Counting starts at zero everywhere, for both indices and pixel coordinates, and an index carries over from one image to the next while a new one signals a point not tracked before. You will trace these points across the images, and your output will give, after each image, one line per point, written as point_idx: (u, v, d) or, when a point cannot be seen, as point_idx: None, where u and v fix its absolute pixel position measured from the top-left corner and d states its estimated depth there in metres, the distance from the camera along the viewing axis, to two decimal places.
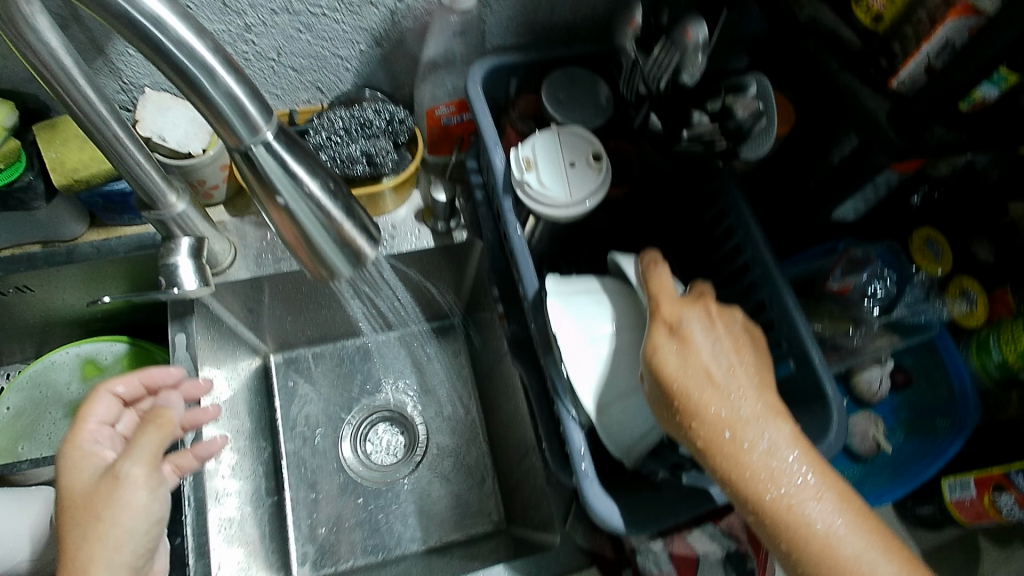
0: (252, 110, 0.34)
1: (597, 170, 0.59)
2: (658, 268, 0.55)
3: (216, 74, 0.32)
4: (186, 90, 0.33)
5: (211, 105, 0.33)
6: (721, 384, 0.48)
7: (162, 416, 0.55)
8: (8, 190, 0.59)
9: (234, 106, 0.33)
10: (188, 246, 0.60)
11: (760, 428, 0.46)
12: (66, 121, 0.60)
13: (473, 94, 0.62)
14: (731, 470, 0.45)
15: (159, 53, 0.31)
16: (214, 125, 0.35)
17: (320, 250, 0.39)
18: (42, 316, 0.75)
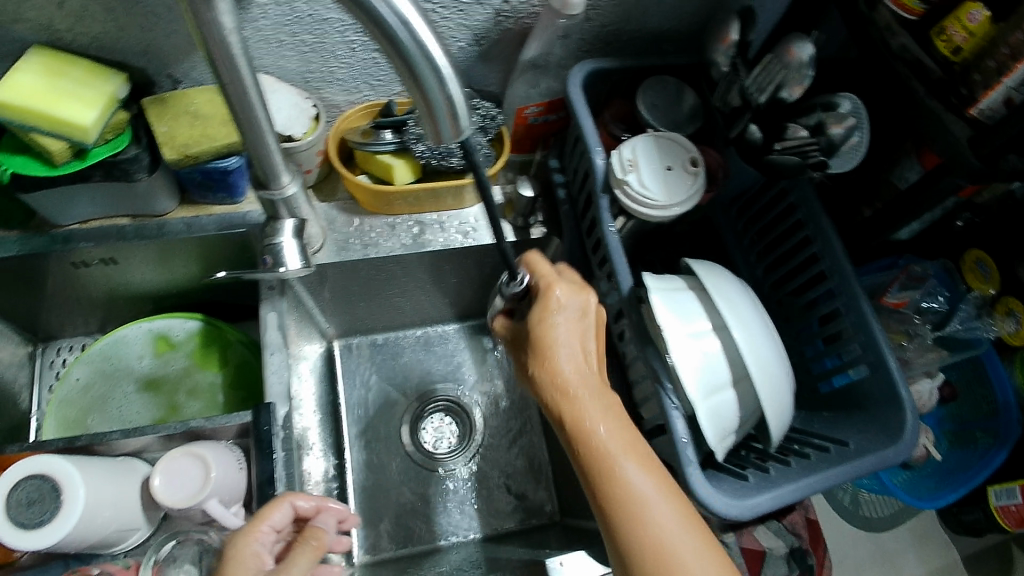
0: (461, 115, 0.39)
1: (694, 175, 0.62)
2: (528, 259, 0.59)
3: (443, 78, 0.37)
4: (410, 83, 0.37)
5: (427, 100, 0.38)
6: (567, 347, 0.56)
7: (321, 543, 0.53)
8: (115, 161, 0.59)
9: (449, 108, 0.38)
10: (292, 227, 0.61)
11: (593, 414, 0.53)
12: (176, 95, 0.60)
13: (574, 95, 0.65)
14: (584, 447, 0.52)
15: (395, 49, 0.36)
16: (424, 118, 0.40)
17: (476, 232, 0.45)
18: (108, 291, 0.74)
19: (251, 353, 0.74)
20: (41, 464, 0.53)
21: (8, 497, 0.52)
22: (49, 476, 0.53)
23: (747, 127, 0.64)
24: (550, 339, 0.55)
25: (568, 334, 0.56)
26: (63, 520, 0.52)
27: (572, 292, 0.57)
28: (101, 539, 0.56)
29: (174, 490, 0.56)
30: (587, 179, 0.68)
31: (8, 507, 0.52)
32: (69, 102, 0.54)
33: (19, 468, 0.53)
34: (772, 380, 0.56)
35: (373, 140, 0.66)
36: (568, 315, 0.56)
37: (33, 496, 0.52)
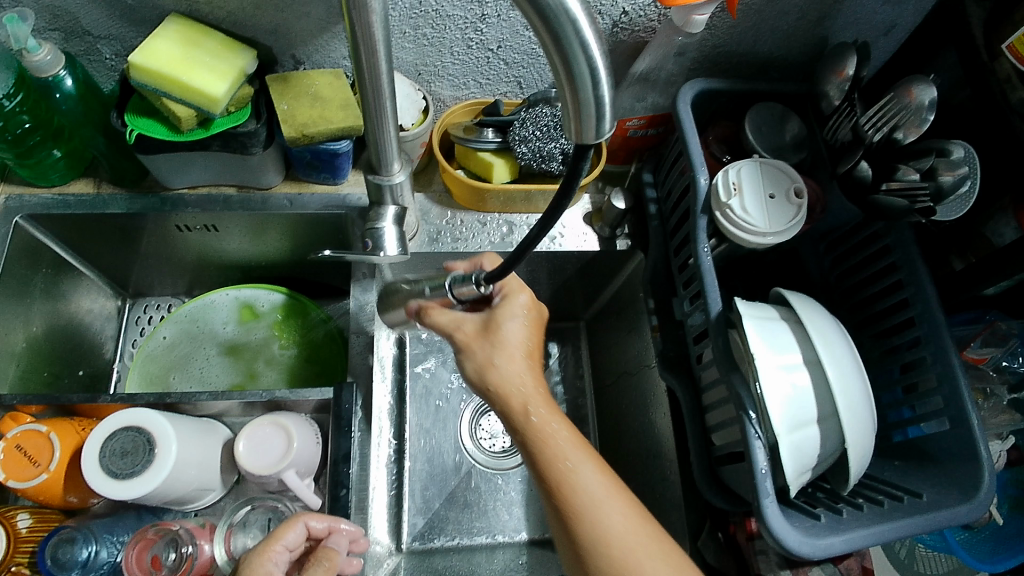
0: (605, 120, 0.38)
1: (797, 207, 0.62)
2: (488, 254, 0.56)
3: (598, 81, 0.36)
4: (564, 80, 0.36)
5: (576, 100, 0.37)
6: (517, 344, 0.52)
7: (334, 564, 0.50)
8: (235, 133, 0.60)
9: (596, 110, 0.37)
10: (394, 214, 0.62)
11: (551, 426, 0.51)
12: (298, 76, 0.62)
13: (682, 112, 0.65)
14: (544, 458, 0.50)
15: (555, 43, 0.34)
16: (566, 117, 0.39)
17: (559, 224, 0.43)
18: (201, 257, 0.77)
19: (330, 331, 0.75)
20: (139, 416, 0.55)
21: (105, 445, 0.54)
22: (145, 429, 0.55)
23: (857, 163, 0.63)
24: (500, 333, 0.53)
25: (520, 333, 0.53)
26: (153, 473, 0.54)
27: (512, 300, 0.54)
28: (182, 496, 0.58)
29: (255, 457, 0.58)
30: (685, 194, 0.67)
31: (105, 454, 0.54)
32: (202, 72, 0.56)
33: (117, 418, 0.55)
34: (859, 421, 0.55)
35: (476, 137, 0.67)
36: (520, 318, 0.53)
37: (128, 447, 0.54)
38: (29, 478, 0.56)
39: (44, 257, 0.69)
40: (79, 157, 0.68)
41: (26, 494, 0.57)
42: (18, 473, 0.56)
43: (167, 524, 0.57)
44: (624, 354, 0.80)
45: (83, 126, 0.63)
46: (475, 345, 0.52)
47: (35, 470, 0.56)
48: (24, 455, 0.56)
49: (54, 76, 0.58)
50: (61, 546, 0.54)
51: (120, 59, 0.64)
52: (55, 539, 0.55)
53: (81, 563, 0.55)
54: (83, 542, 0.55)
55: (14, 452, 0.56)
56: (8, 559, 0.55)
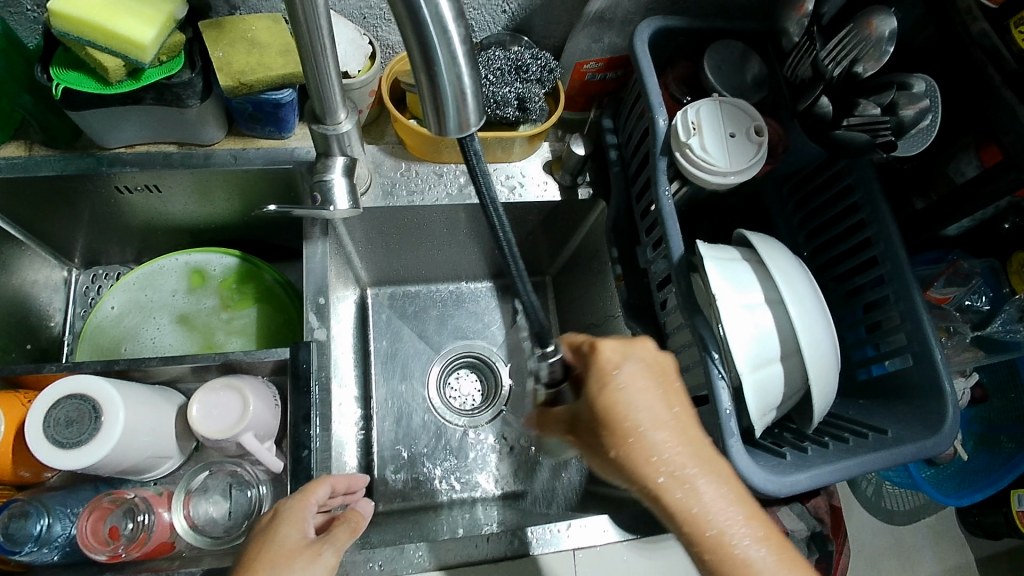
0: (470, 108, 0.35)
1: (757, 144, 0.60)
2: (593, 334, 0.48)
3: (455, 61, 0.33)
4: (421, 67, 0.34)
5: (437, 88, 0.35)
6: (649, 408, 0.45)
7: (362, 526, 0.49)
8: (167, 84, 0.57)
9: (456, 96, 0.35)
10: (342, 165, 0.60)
11: (715, 508, 0.42)
12: (233, 22, 0.58)
13: (639, 51, 0.62)
14: (723, 560, 0.41)
15: (413, 22, 0.32)
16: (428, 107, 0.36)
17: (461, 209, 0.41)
18: (146, 221, 0.74)
19: (284, 288, 0.73)
20: (82, 384, 0.52)
21: (48, 414, 0.51)
22: (90, 396, 0.51)
23: (818, 99, 0.62)
24: (618, 405, 0.45)
25: (649, 392, 0.46)
26: (102, 443, 0.50)
27: (624, 343, 0.48)
28: (134, 464, 0.56)
29: (212, 421, 0.56)
30: (645, 138, 0.65)
31: (48, 425, 0.50)
32: (127, 19, 0.53)
33: (59, 387, 0.51)
34: (822, 359, 0.55)
35: None
36: (639, 375, 0.46)
37: (72, 416, 0.51)
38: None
39: None
40: (6, 117, 0.64)
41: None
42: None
43: (121, 492, 0.55)
44: (591, 305, 0.79)
45: (8, 82, 0.59)
46: (591, 435, 0.47)
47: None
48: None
49: None
50: (14, 519, 0.52)
51: (42, 10, 0.60)
52: (8, 513, 0.53)
53: (35, 537, 0.53)
54: (37, 515, 0.53)
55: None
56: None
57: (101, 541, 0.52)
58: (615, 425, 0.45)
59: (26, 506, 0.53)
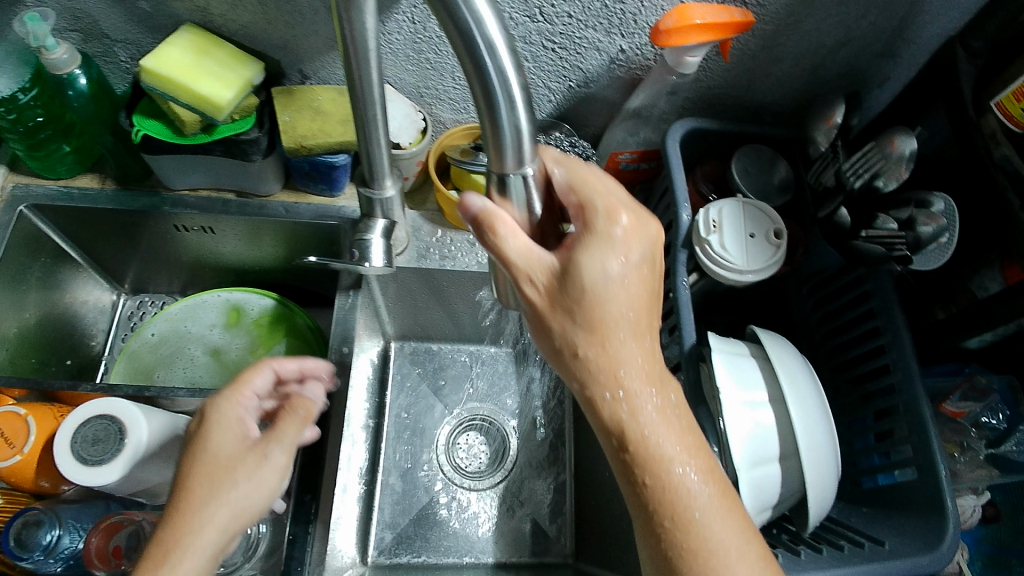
0: (525, 147, 0.37)
1: (775, 247, 0.63)
2: (604, 203, 0.42)
3: (514, 107, 0.35)
4: (483, 112, 0.36)
5: (495, 131, 0.36)
6: (624, 314, 0.42)
7: (311, 413, 0.53)
8: (236, 140, 0.63)
9: (513, 137, 0.36)
10: (383, 227, 0.64)
11: (651, 419, 0.44)
12: (303, 91, 0.65)
13: (670, 149, 0.67)
14: (644, 456, 0.44)
15: (480, 77, 0.34)
16: (486, 147, 0.38)
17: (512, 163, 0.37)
18: (196, 257, 0.79)
19: (313, 335, 0.76)
20: (109, 406, 0.54)
21: (78, 431, 0.53)
22: (118, 418, 0.53)
23: (838, 210, 0.65)
24: (595, 298, 0.41)
25: (627, 290, 0.42)
26: (124, 461, 0.52)
27: (624, 241, 0.42)
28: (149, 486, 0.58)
29: None
30: (669, 230, 0.69)
31: (76, 444, 0.53)
32: (210, 80, 0.59)
33: (88, 407, 0.54)
34: (822, 461, 0.56)
35: (470, 160, 0.69)
36: (623, 260, 0.42)
37: (99, 435, 0.53)
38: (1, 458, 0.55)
39: (44, 245, 0.71)
40: (87, 152, 0.70)
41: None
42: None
43: (130, 513, 0.57)
44: None
45: (94, 125, 0.65)
46: (559, 315, 0.42)
47: (9, 452, 0.55)
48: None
49: (69, 74, 0.60)
50: (26, 527, 0.54)
51: (135, 63, 0.66)
52: (21, 520, 0.54)
53: (43, 547, 0.54)
54: (49, 526, 0.54)
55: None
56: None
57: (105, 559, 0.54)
58: (598, 324, 0.42)
59: (39, 513, 0.54)
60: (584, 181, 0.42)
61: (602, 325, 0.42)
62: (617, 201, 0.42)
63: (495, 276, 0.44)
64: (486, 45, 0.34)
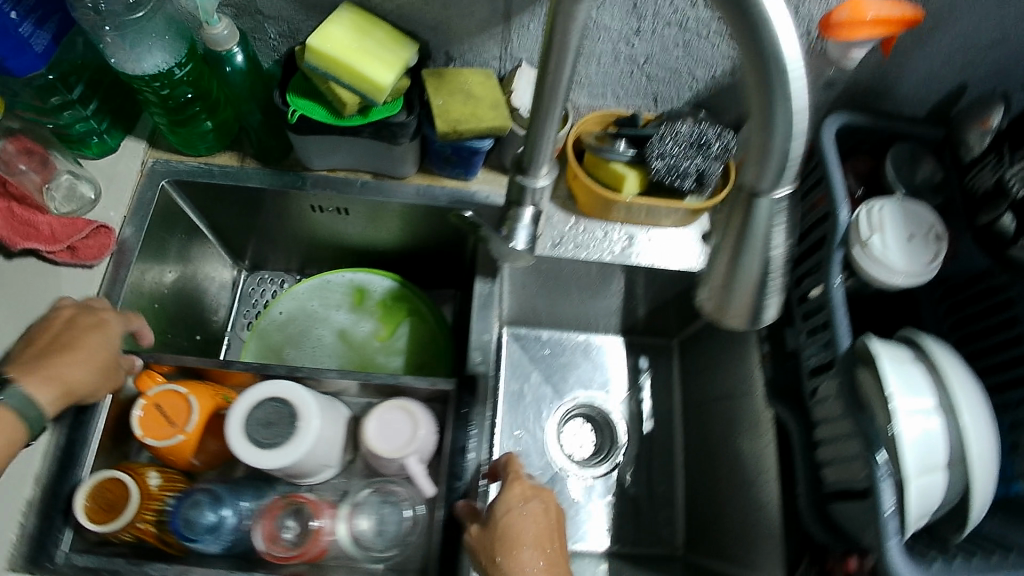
0: (791, 167, 0.36)
1: (935, 250, 0.62)
2: (509, 478, 0.57)
3: (794, 127, 0.35)
4: (757, 127, 0.36)
5: (765, 147, 0.36)
6: (525, 531, 0.52)
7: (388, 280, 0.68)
8: (387, 122, 0.62)
9: (782, 160, 0.36)
10: (530, 215, 0.62)
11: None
12: (453, 74, 0.63)
13: (827, 141, 0.65)
14: None
15: (764, 91, 0.34)
16: (747, 162, 0.37)
17: (773, 176, 0.37)
18: (319, 236, 0.78)
19: (433, 315, 0.76)
20: (280, 388, 0.56)
21: (250, 414, 0.55)
22: (288, 401, 0.55)
23: (1000, 217, 0.62)
24: (505, 524, 0.53)
25: (527, 524, 0.53)
26: (297, 445, 0.54)
27: (514, 490, 0.55)
28: (309, 470, 0.57)
29: (384, 440, 0.58)
30: (824, 223, 0.66)
31: (251, 426, 0.54)
32: (372, 61, 0.58)
33: (262, 389, 0.56)
34: (983, 473, 0.55)
35: (607, 148, 0.69)
36: (520, 506, 0.54)
37: (272, 418, 0.55)
38: (165, 437, 0.56)
39: (180, 221, 0.71)
40: (228, 130, 0.70)
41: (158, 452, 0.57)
42: (156, 431, 0.56)
43: (296, 495, 0.58)
44: (721, 375, 0.81)
45: (245, 99, 0.65)
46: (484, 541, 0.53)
47: (171, 431, 0.56)
48: (161, 414, 0.57)
49: (227, 51, 0.60)
50: (190, 507, 0.54)
51: (282, 39, 0.65)
52: (187, 500, 0.55)
53: (208, 527, 0.54)
54: (209, 506, 0.55)
55: (154, 410, 0.56)
56: (136, 519, 0.53)
57: (270, 533, 0.55)
58: (511, 543, 0.52)
59: (206, 494, 0.56)
60: (500, 468, 0.58)
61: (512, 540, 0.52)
62: (517, 505, 0.54)
63: (710, 279, 0.43)
64: (788, 69, 0.33)
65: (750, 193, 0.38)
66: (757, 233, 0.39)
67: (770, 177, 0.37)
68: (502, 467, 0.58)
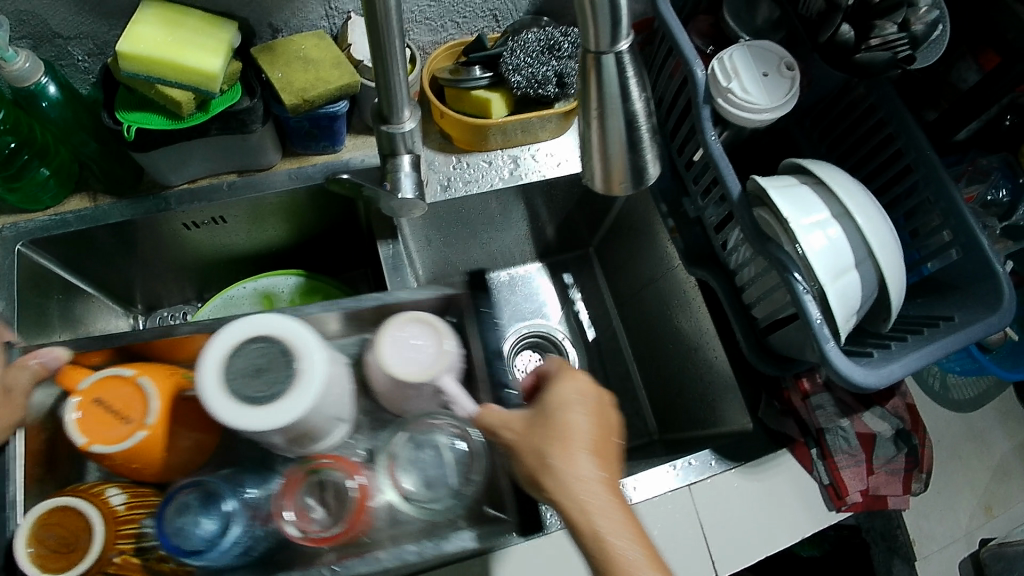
0: (623, 19, 0.37)
1: (791, 78, 0.64)
2: (562, 367, 0.51)
3: None
4: None
5: (592, 8, 0.36)
6: (581, 432, 0.46)
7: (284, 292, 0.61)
8: (232, 112, 0.59)
9: (614, 17, 0.36)
10: (409, 161, 0.62)
11: (616, 507, 0.43)
12: (284, 44, 0.61)
13: (663, 8, 0.66)
14: (584, 531, 0.42)
15: None
16: (583, 28, 0.38)
17: (605, 34, 0.37)
18: (208, 256, 0.75)
19: (350, 295, 0.74)
20: (270, 325, 0.48)
21: (232, 364, 0.46)
22: (276, 339, 0.48)
23: (839, 28, 0.66)
24: (558, 423, 0.47)
25: (585, 423, 0.47)
26: (300, 392, 0.46)
27: (568, 381, 0.49)
28: (322, 430, 0.50)
29: (402, 364, 0.51)
30: (682, 88, 0.68)
31: (239, 376, 0.46)
32: (195, 52, 0.55)
33: (252, 329, 0.48)
34: (889, 263, 0.60)
35: (464, 77, 0.68)
36: (583, 406, 0.48)
37: (261, 363, 0.47)
38: (119, 438, 0.49)
39: (52, 284, 0.66)
40: (68, 173, 0.65)
41: (116, 461, 0.50)
42: (104, 435, 0.50)
43: (317, 462, 0.51)
44: (643, 266, 0.83)
45: (77, 132, 0.61)
46: (530, 438, 0.47)
47: (128, 429, 0.50)
48: (108, 411, 0.50)
49: (36, 84, 0.56)
50: (176, 514, 0.50)
51: (93, 59, 0.61)
52: (172, 505, 0.50)
53: (209, 536, 0.49)
54: (207, 511, 0.50)
55: (95, 407, 0.50)
56: (102, 556, 0.49)
57: (297, 517, 0.50)
58: (559, 439, 0.46)
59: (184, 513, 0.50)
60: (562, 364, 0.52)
61: (570, 438, 0.46)
62: (573, 401, 0.48)
63: (587, 158, 0.43)
64: None
65: (594, 55, 0.38)
66: (614, 93, 0.39)
67: (609, 38, 0.37)
68: (555, 361, 0.52)
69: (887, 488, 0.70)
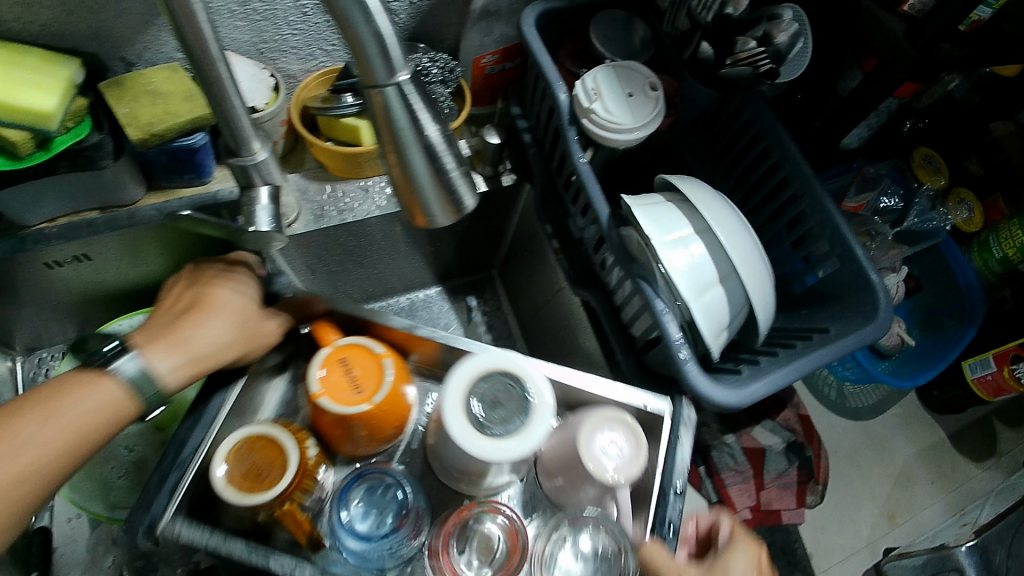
0: (393, 51, 0.35)
1: (654, 99, 0.63)
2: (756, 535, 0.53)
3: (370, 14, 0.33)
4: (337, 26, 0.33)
5: (355, 43, 0.34)
6: None
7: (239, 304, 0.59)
8: (79, 149, 0.58)
9: (379, 46, 0.34)
10: (267, 194, 0.60)
11: None
12: (133, 78, 0.60)
13: (528, 36, 0.65)
14: None
15: None
16: (355, 65, 0.36)
17: (376, 68, 0.35)
18: (84, 292, 0.74)
19: None
20: (500, 360, 0.54)
21: (471, 392, 0.52)
22: (511, 374, 0.53)
23: (698, 45, 0.66)
24: None
25: None
26: (533, 425, 0.51)
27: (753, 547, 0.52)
28: (481, 473, 0.54)
29: (608, 458, 0.52)
30: (551, 116, 0.69)
31: (475, 405, 0.52)
32: (28, 90, 0.54)
33: (472, 369, 0.52)
34: (755, 278, 0.60)
35: (333, 105, 0.66)
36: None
37: (496, 398, 0.53)
38: (347, 401, 0.54)
39: None
40: None
41: (331, 417, 0.54)
42: (336, 392, 0.54)
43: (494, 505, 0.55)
44: (538, 287, 0.82)
45: None
46: None
47: (358, 397, 0.54)
48: (350, 378, 0.55)
49: None
50: (367, 489, 0.56)
51: None
52: (363, 483, 0.56)
53: (366, 531, 0.54)
54: (363, 514, 0.55)
55: (344, 373, 0.55)
56: (286, 494, 0.53)
57: (458, 548, 0.53)
58: None
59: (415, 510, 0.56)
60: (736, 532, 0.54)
61: None
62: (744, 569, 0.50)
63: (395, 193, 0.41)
64: None
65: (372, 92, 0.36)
66: (401, 129, 0.37)
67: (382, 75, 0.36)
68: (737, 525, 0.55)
69: (779, 503, 0.70)
